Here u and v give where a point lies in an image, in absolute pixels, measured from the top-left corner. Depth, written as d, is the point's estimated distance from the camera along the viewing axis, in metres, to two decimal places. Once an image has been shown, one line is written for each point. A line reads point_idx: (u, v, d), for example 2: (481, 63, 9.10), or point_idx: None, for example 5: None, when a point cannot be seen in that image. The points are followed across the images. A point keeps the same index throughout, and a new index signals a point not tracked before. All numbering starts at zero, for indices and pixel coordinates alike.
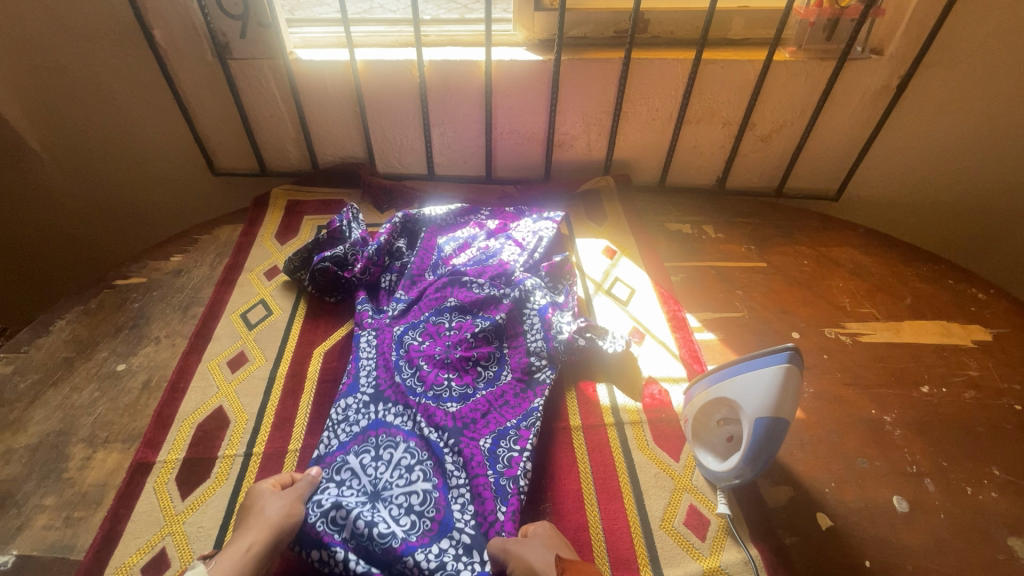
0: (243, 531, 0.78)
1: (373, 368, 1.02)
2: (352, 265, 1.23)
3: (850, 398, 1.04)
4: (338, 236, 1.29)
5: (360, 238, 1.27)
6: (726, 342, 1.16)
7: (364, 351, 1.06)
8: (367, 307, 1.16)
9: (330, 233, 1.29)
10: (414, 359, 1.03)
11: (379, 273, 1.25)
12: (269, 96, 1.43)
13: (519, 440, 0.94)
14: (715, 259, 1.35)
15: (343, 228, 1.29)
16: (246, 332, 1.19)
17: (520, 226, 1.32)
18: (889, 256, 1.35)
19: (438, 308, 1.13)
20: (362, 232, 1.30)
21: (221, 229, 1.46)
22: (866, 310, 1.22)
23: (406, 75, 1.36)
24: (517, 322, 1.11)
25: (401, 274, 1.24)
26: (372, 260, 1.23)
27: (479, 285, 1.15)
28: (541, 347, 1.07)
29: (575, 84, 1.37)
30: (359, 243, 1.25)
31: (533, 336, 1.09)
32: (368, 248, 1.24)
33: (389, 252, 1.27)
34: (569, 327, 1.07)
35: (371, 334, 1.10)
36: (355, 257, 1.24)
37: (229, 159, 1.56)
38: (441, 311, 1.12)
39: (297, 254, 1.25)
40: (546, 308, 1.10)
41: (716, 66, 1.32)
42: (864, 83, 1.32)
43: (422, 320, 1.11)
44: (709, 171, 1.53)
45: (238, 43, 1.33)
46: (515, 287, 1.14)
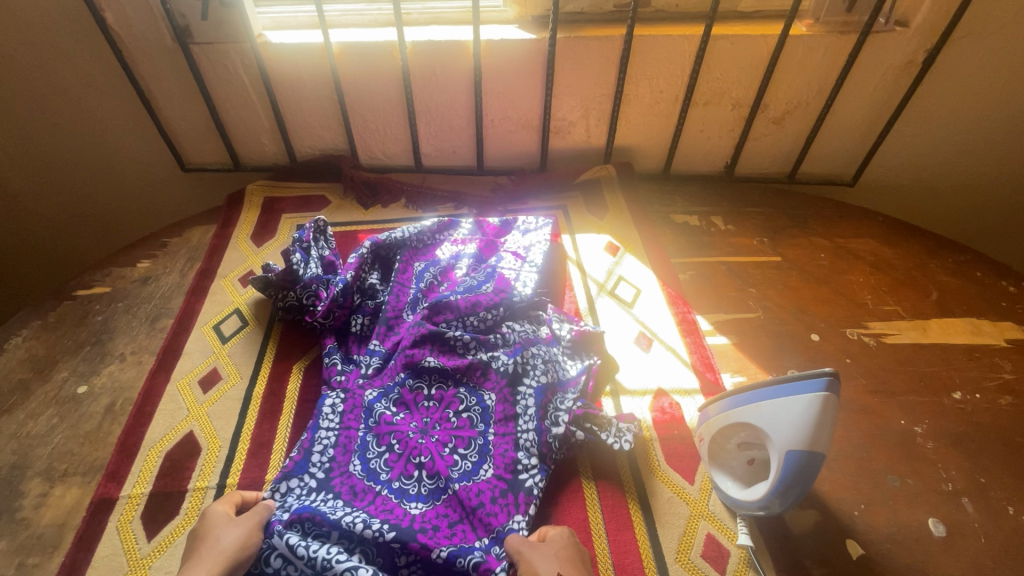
0: (192, 566, 0.70)
1: (331, 446, 0.89)
2: (313, 307, 1.10)
3: (876, 407, 0.96)
4: (289, 277, 1.13)
5: (319, 273, 1.12)
6: (740, 347, 1.07)
7: (325, 419, 0.93)
8: (335, 358, 1.02)
9: (281, 274, 1.12)
10: (384, 436, 0.90)
11: (346, 315, 1.10)
12: (238, 84, 1.31)
13: (480, 567, 0.75)
14: (726, 254, 1.25)
15: (294, 265, 1.13)
16: (220, 347, 1.10)
17: (508, 242, 1.20)
18: (912, 247, 1.26)
19: (415, 370, 0.98)
20: (326, 259, 1.16)
21: (192, 231, 1.35)
22: (890, 308, 1.13)
23: (387, 59, 1.24)
24: (509, 403, 0.94)
25: (374, 317, 1.10)
26: (338, 301, 1.08)
27: (463, 343, 1.00)
28: (533, 441, 0.90)
29: (573, 64, 1.25)
30: (317, 281, 1.10)
31: (525, 422, 0.92)
32: (332, 284, 1.10)
33: (359, 288, 1.12)
34: (566, 418, 0.92)
35: (338, 395, 0.96)
36: (313, 299, 1.09)
37: (200, 153, 1.44)
38: (419, 373, 0.98)
39: (260, 279, 1.12)
40: (547, 390, 0.95)
41: (726, 43, 1.21)
42: (888, 58, 1.21)
43: (395, 383, 0.97)
44: (717, 158, 1.43)
45: (200, 25, 1.21)
46: (510, 359, 0.97)
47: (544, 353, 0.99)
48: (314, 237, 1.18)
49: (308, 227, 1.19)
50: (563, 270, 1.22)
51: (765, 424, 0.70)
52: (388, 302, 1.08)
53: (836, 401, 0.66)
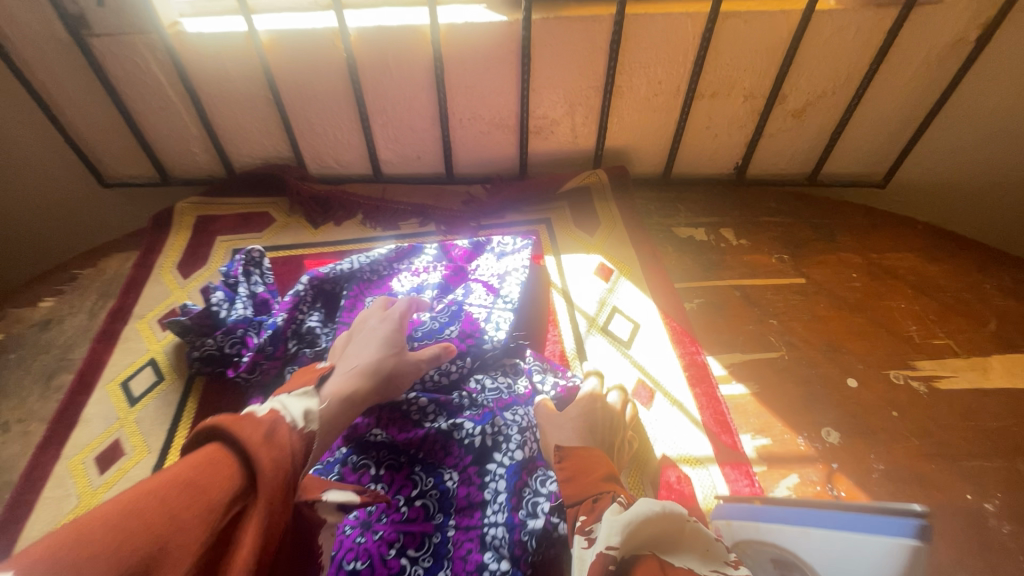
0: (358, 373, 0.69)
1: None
2: (237, 360, 0.89)
3: (935, 477, 0.78)
4: (209, 321, 0.91)
5: (247, 314, 0.91)
6: (762, 398, 0.87)
7: None
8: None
9: (198, 318, 0.90)
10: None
11: (279, 366, 0.89)
12: (154, 84, 1.09)
13: None
14: (740, 277, 1.05)
15: (214, 307, 0.91)
16: (126, 412, 0.89)
17: (479, 268, 1.00)
18: (960, 264, 1.06)
19: (360, 443, 0.77)
20: (261, 296, 0.95)
21: (108, 260, 1.14)
22: (940, 342, 0.94)
23: (328, 50, 1.03)
24: (474, 486, 0.73)
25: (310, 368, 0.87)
26: (265, 351, 0.88)
27: (420, 408, 0.79)
28: (503, 539, 0.68)
29: (552, 51, 1.04)
30: (242, 326, 0.90)
31: (493, 513, 0.70)
32: (264, 327, 0.90)
33: (296, 333, 0.91)
34: (545, 509, 0.69)
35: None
36: (236, 350, 0.89)
37: (119, 165, 1.22)
38: (365, 447, 0.77)
39: (176, 324, 0.89)
40: (524, 466, 0.74)
41: (738, 21, 0.99)
42: (934, 36, 1.00)
43: (336, 462, 0.76)
44: (725, 159, 1.22)
45: (97, 14, 0.99)
46: (474, 428, 0.76)
47: (518, 417, 0.79)
48: (243, 271, 0.97)
49: (238, 258, 0.98)
50: (544, 300, 1.02)
51: (825, 568, 0.52)
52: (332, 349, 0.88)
53: (926, 555, 0.49)
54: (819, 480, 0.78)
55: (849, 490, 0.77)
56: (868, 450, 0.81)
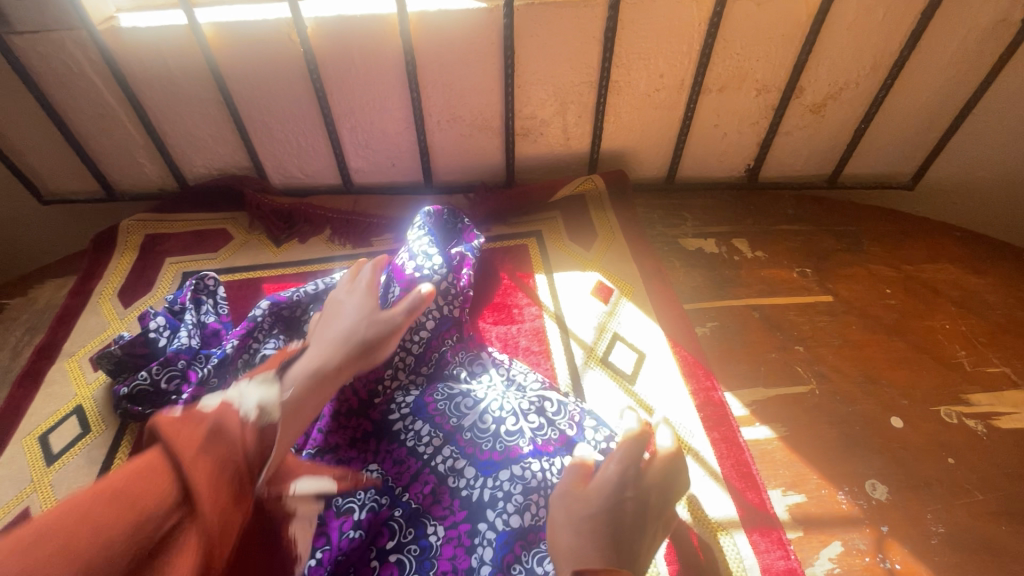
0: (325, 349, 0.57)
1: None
2: (175, 397, 0.74)
3: (1005, 543, 0.65)
4: (145, 348, 0.77)
5: (192, 344, 0.77)
6: (792, 445, 0.74)
7: None
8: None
9: (129, 345, 0.76)
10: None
11: None
12: (88, 87, 0.96)
13: None
14: (759, 295, 0.92)
15: (151, 333, 0.77)
16: (41, 472, 0.76)
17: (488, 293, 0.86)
18: (1007, 276, 0.93)
19: (349, 480, 0.66)
20: (208, 325, 0.81)
21: (42, 288, 1.01)
22: (995, 370, 0.80)
23: (282, 45, 0.90)
24: (462, 546, 0.62)
25: None
26: (209, 385, 0.74)
27: (415, 435, 0.71)
28: None
29: (538, 43, 0.91)
30: (183, 355, 0.75)
31: None
32: (210, 358, 0.76)
33: (247, 362, 0.78)
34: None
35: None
36: (175, 384, 0.74)
37: (57, 178, 1.09)
38: (353, 486, 0.65)
39: (105, 357, 0.76)
40: (521, 535, 0.62)
41: (750, 4, 0.87)
42: (974, 17, 0.87)
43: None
44: (736, 160, 1.09)
45: (15, 7, 0.86)
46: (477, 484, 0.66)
47: (529, 474, 0.65)
48: (191, 298, 0.83)
49: (188, 285, 0.85)
50: (533, 324, 0.90)
51: None
52: None
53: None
54: (868, 549, 0.64)
55: (905, 563, 0.63)
56: (923, 508, 0.67)
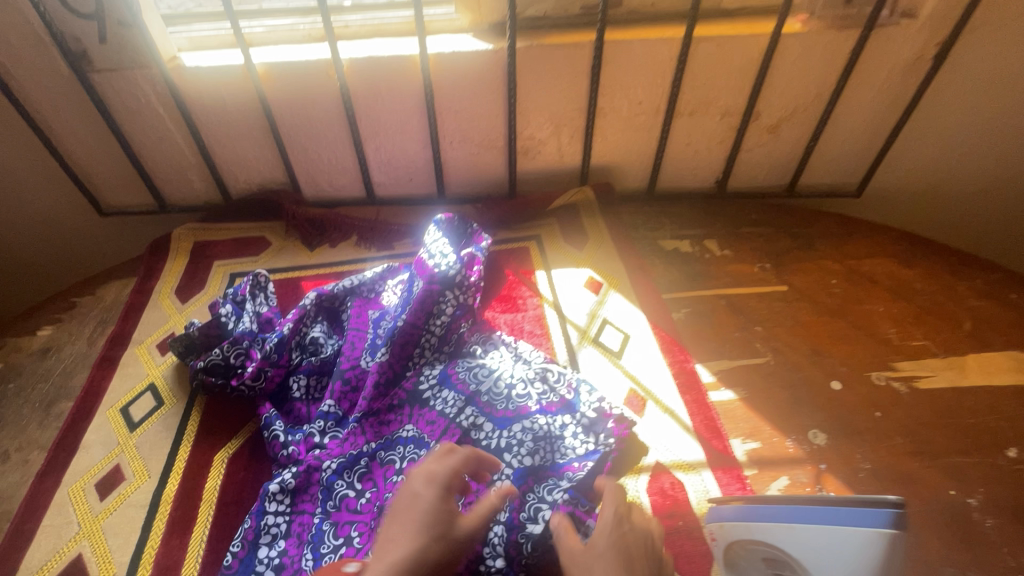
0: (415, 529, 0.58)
1: (281, 536, 0.76)
2: (241, 370, 0.90)
3: (920, 475, 0.80)
4: (217, 330, 0.94)
5: (252, 327, 0.93)
6: (750, 404, 0.90)
7: (274, 502, 0.78)
8: (278, 428, 0.84)
9: (204, 329, 0.93)
10: (343, 526, 0.76)
11: (282, 376, 0.91)
12: (152, 115, 1.12)
13: None
14: (726, 286, 1.09)
15: (222, 318, 0.94)
16: (126, 437, 0.90)
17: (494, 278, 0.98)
18: (933, 267, 1.10)
19: (390, 439, 0.84)
20: (264, 314, 0.96)
21: (106, 288, 1.16)
22: (919, 343, 0.97)
23: (322, 79, 1.07)
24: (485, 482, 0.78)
25: (316, 374, 0.92)
26: (271, 359, 0.89)
27: (443, 401, 0.86)
28: (501, 537, 0.72)
29: (537, 77, 1.09)
30: (248, 337, 0.91)
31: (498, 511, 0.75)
32: (267, 340, 0.91)
33: (299, 343, 0.94)
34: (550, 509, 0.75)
35: (290, 469, 0.81)
36: (242, 359, 0.90)
37: (117, 194, 1.24)
38: (393, 443, 0.83)
39: (181, 340, 0.93)
40: (534, 472, 0.79)
41: (711, 44, 1.05)
42: (896, 55, 1.06)
43: (363, 453, 0.82)
44: (707, 173, 1.26)
45: (99, 50, 1.02)
46: (494, 435, 0.82)
47: (537, 426, 0.81)
48: (250, 292, 0.98)
49: (246, 280, 1.00)
50: (535, 312, 1.06)
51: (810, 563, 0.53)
52: (344, 350, 0.92)
53: (905, 544, 0.49)
54: (809, 481, 0.80)
55: (837, 490, 0.79)
56: (854, 450, 0.83)
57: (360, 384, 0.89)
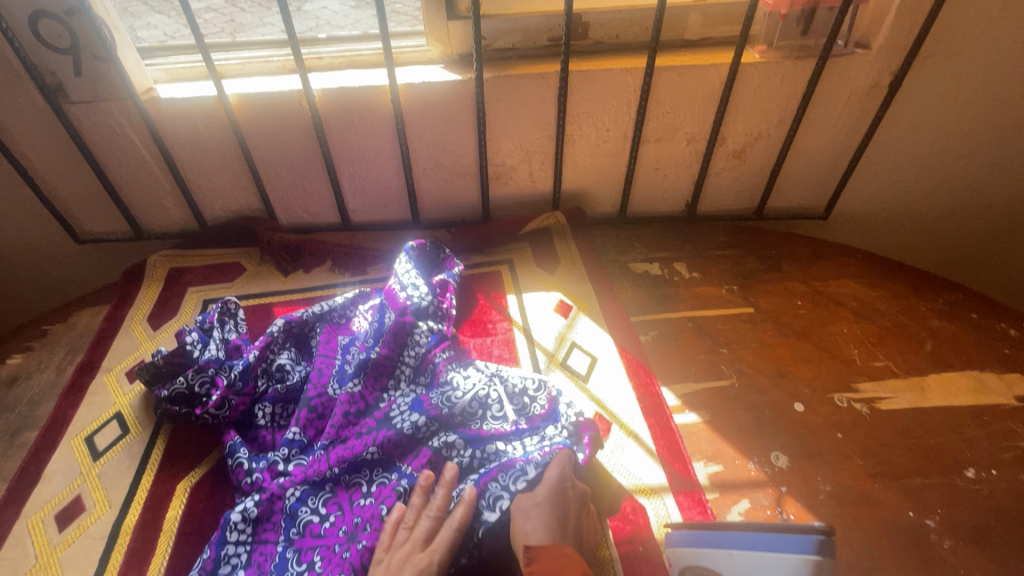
0: None
1: (241, 566, 0.74)
2: (206, 398, 0.91)
3: (879, 497, 0.81)
4: (181, 358, 0.95)
5: (219, 355, 0.94)
6: (714, 427, 0.90)
7: (234, 530, 0.76)
8: (242, 456, 0.84)
9: (169, 357, 0.94)
10: (306, 552, 0.74)
11: (247, 404, 0.91)
12: (128, 144, 1.14)
13: None
14: (693, 308, 1.11)
15: (187, 346, 0.95)
16: (89, 466, 0.90)
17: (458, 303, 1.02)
18: (897, 288, 1.12)
19: (354, 463, 0.80)
20: (232, 340, 0.98)
21: (79, 315, 1.16)
22: (881, 364, 0.98)
23: (294, 109, 1.09)
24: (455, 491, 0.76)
25: (283, 402, 0.92)
26: (235, 387, 0.90)
27: (413, 424, 0.82)
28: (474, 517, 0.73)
29: (505, 106, 1.11)
30: (214, 364, 0.92)
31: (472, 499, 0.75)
32: (234, 366, 0.92)
33: (266, 369, 0.94)
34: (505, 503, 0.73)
35: (252, 497, 0.79)
36: (207, 387, 0.90)
37: (93, 222, 1.26)
38: (357, 467, 0.81)
39: (146, 368, 0.94)
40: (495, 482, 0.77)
41: (673, 74, 1.08)
42: (852, 82, 1.09)
43: (328, 480, 0.80)
44: (677, 197, 1.29)
45: (74, 82, 1.04)
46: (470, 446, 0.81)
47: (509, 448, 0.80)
48: (218, 319, 1.00)
49: (214, 307, 1.02)
50: (505, 335, 1.07)
51: None
52: (311, 378, 0.91)
53: (832, 566, 0.51)
54: (769, 504, 0.80)
55: (798, 513, 0.79)
56: (815, 473, 0.84)
57: (327, 412, 0.89)
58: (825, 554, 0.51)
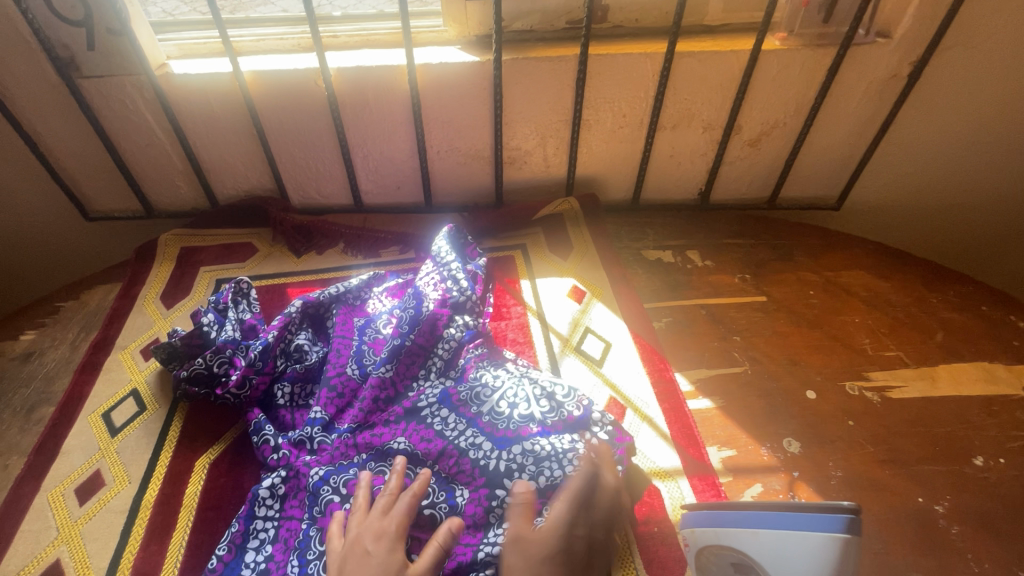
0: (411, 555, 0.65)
1: (269, 541, 0.76)
2: (225, 378, 0.91)
3: (889, 483, 0.82)
4: (199, 340, 0.95)
5: (235, 336, 0.94)
6: (726, 413, 0.92)
7: (264, 504, 0.78)
8: (267, 433, 0.85)
9: (187, 339, 0.94)
10: (328, 532, 0.74)
11: (267, 383, 0.91)
12: (141, 121, 1.12)
13: None
14: (705, 296, 1.11)
15: (204, 327, 0.95)
16: (107, 442, 0.90)
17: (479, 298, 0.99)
18: (908, 279, 1.13)
19: (381, 450, 0.81)
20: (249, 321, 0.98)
21: (91, 292, 1.16)
22: (892, 354, 0.99)
23: (309, 88, 1.08)
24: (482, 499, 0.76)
25: (302, 382, 0.92)
26: (255, 367, 0.90)
27: (442, 421, 0.83)
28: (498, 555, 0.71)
29: (523, 89, 1.11)
30: (231, 345, 0.92)
31: (494, 534, 0.73)
32: (252, 348, 0.91)
33: (284, 350, 0.94)
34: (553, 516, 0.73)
35: (280, 472, 0.80)
36: (225, 367, 0.91)
37: (103, 199, 1.25)
38: (384, 454, 0.81)
39: (163, 348, 0.93)
40: None
41: (692, 60, 1.08)
42: (871, 72, 1.08)
43: (353, 464, 0.81)
44: (691, 185, 1.29)
45: (87, 56, 1.03)
46: (501, 454, 0.78)
47: (537, 447, 0.77)
48: (232, 299, 1.00)
49: (227, 287, 1.01)
50: (519, 320, 1.07)
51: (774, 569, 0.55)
52: (330, 357, 0.92)
53: (859, 548, 0.51)
54: (781, 488, 0.82)
55: (809, 497, 0.81)
56: (826, 458, 0.85)
57: (348, 393, 0.89)
58: (856, 533, 0.51)
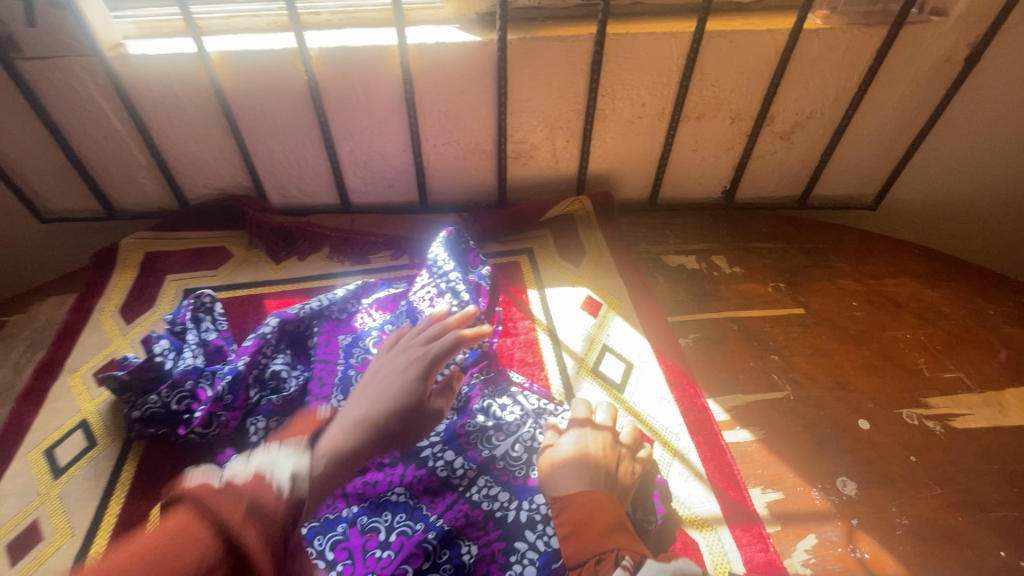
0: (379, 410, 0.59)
1: None
2: (186, 414, 0.78)
3: (962, 532, 0.71)
4: (152, 373, 0.80)
5: (197, 363, 0.80)
6: (769, 447, 0.79)
7: None
8: None
9: (137, 372, 0.80)
10: None
11: (239, 418, 0.78)
12: (95, 110, 0.98)
13: None
14: (736, 308, 0.99)
15: (157, 357, 0.81)
16: (48, 485, 0.77)
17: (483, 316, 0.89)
18: (960, 288, 1.02)
19: (375, 502, 0.70)
20: (215, 339, 0.85)
21: (42, 304, 1.02)
22: (952, 376, 0.88)
23: (287, 72, 0.95)
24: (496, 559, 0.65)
25: (278, 415, 0.79)
26: (224, 401, 0.77)
27: (447, 465, 0.71)
28: None
29: (530, 74, 0.97)
30: (192, 375, 0.79)
31: None
32: (217, 376, 0.79)
33: (258, 378, 0.82)
34: None
35: None
36: (186, 401, 0.77)
37: (57, 198, 1.11)
38: (378, 507, 0.69)
39: (111, 380, 0.80)
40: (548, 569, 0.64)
41: (723, 41, 0.94)
42: (924, 55, 0.96)
43: (343, 518, 0.69)
44: (715, 182, 1.16)
45: (28, 34, 0.88)
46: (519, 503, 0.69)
47: None
48: (191, 318, 0.87)
49: (186, 303, 0.88)
50: (527, 336, 0.95)
51: None
52: (312, 385, 0.80)
53: None
54: (840, 540, 0.70)
55: (873, 551, 0.69)
56: (888, 503, 0.73)
57: None
58: None
